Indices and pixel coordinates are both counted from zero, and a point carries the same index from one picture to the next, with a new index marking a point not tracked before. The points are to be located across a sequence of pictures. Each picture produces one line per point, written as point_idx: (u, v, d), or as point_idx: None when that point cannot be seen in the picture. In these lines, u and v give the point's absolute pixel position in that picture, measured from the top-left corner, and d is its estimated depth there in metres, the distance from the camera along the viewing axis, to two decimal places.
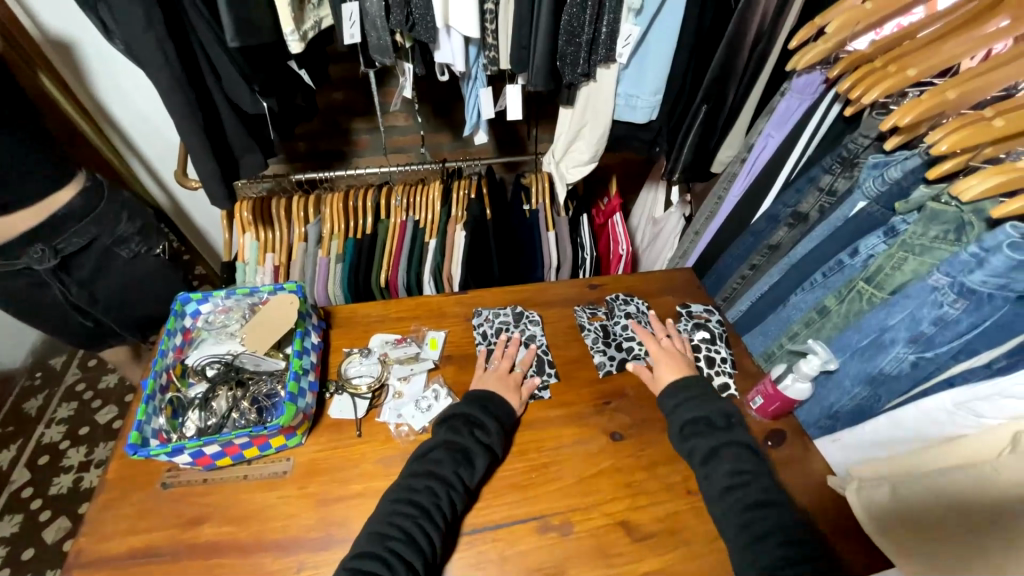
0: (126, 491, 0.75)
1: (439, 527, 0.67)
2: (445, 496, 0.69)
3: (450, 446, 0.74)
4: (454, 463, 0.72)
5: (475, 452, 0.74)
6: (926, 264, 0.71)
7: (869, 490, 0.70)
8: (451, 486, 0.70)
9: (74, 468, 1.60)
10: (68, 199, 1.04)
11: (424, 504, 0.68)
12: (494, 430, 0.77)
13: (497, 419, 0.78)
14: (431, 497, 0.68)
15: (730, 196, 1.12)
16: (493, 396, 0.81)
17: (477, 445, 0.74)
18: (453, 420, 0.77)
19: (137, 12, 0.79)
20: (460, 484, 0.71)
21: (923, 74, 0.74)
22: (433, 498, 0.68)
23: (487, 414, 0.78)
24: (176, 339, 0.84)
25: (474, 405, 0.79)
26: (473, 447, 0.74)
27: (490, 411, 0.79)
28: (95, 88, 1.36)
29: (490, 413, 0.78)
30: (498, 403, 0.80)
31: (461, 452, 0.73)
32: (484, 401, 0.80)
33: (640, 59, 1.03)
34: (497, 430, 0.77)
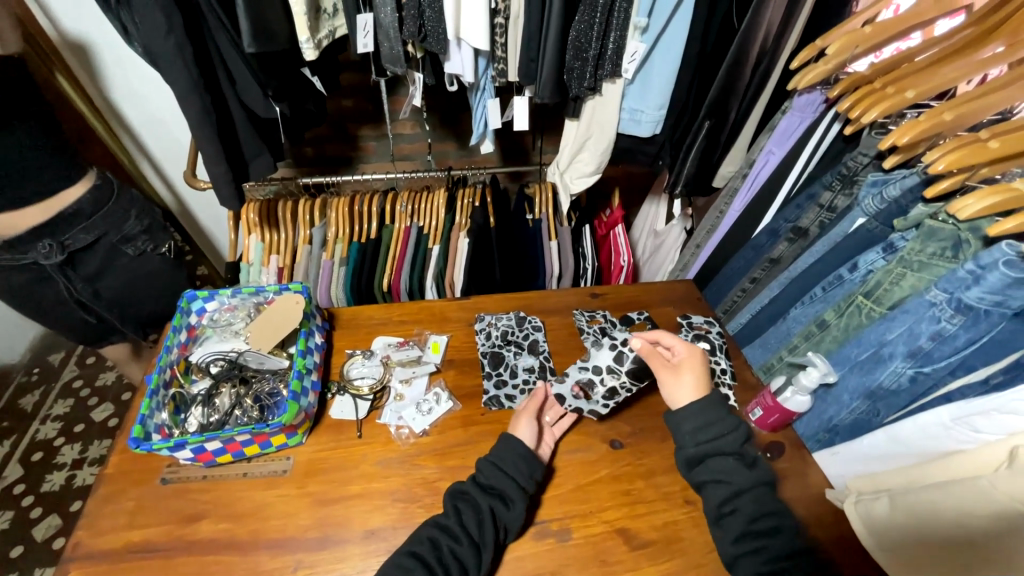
0: (125, 486, 0.75)
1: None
2: (447, 548, 0.65)
3: (457, 497, 0.70)
4: (457, 513, 0.68)
5: (480, 502, 0.69)
6: (924, 280, 0.72)
7: (867, 502, 0.71)
8: (454, 539, 0.66)
9: (68, 465, 1.58)
10: (78, 196, 1.05)
11: (424, 554, 0.64)
12: (504, 477, 0.72)
13: (509, 467, 0.72)
14: (432, 547, 0.65)
15: (732, 210, 1.14)
16: (506, 442, 0.75)
17: (483, 495, 0.70)
18: (483, 473, 0.73)
19: (158, 17, 0.81)
20: (464, 537, 0.66)
21: (920, 96, 0.76)
22: (435, 551, 0.64)
23: (500, 461, 0.73)
24: (181, 336, 0.84)
25: (490, 453, 0.75)
26: (478, 497, 0.70)
27: (520, 470, 0.72)
28: (110, 89, 1.38)
29: (496, 462, 0.73)
30: (510, 451, 0.74)
31: (465, 504, 0.69)
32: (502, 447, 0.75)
33: (645, 75, 1.05)
34: (511, 479, 0.71)
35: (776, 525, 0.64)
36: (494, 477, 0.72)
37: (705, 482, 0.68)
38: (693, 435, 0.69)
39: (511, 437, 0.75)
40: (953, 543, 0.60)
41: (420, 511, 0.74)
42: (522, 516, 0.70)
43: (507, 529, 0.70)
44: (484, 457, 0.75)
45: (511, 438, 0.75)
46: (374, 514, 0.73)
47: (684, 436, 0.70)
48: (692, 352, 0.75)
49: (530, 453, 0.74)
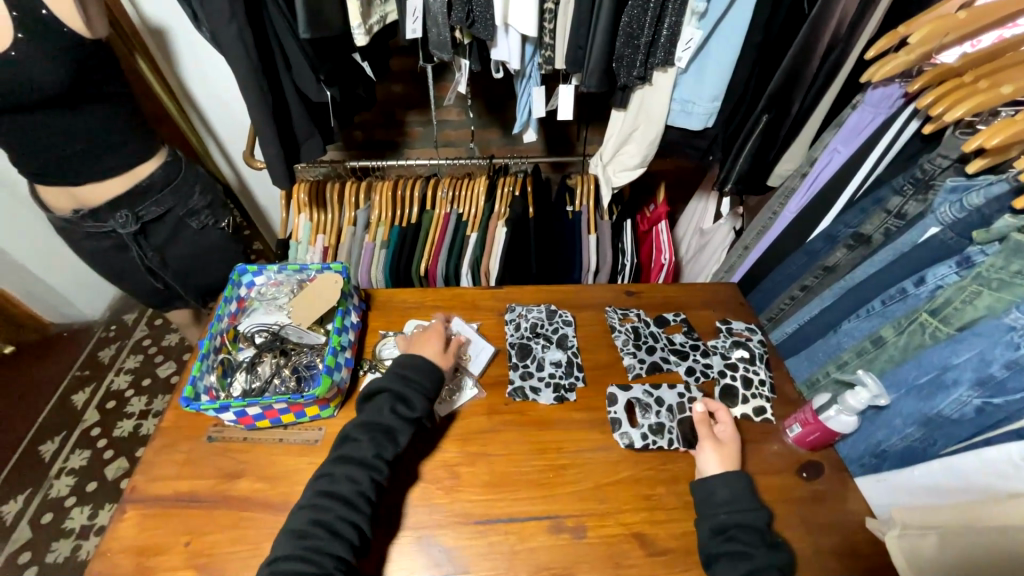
0: (177, 439, 0.82)
1: (366, 511, 0.66)
2: (367, 480, 0.67)
3: (368, 429, 0.71)
4: (373, 446, 0.69)
5: (397, 429, 0.72)
6: (1003, 300, 0.63)
7: (912, 537, 0.66)
8: (373, 469, 0.68)
9: (136, 415, 1.76)
10: (150, 171, 1.15)
11: (342, 494, 0.66)
12: (416, 404, 0.74)
13: (418, 390, 0.75)
14: (350, 484, 0.67)
15: (786, 212, 1.07)
16: (411, 368, 0.76)
17: (399, 422, 0.72)
18: (384, 398, 0.73)
19: (223, 3, 0.85)
20: (382, 463, 0.69)
21: (1020, 92, 0.67)
22: (352, 485, 0.67)
23: (404, 384, 0.75)
24: (231, 306, 0.90)
25: (388, 382, 0.75)
26: (390, 424, 0.71)
27: (421, 388, 0.75)
28: (182, 71, 1.48)
29: (407, 389, 0.74)
30: (419, 375, 0.76)
31: (383, 435, 0.70)
32: (404, 374, 0.76)
33: (701, 64, 0.99)
34: (421, 402, 0.74)
35: None
36: (393, 400, 0.73)
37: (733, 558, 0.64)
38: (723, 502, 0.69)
39: (405, 361, 0.77)
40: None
41: (439, 492, 0.77)
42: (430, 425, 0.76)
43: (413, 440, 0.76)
44: (386, 389, 0.74)
45: (419, 360, 0.78)
46: (397, 490, 0.77)
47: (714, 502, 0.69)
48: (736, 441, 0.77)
49: (438, 368, 0.78)
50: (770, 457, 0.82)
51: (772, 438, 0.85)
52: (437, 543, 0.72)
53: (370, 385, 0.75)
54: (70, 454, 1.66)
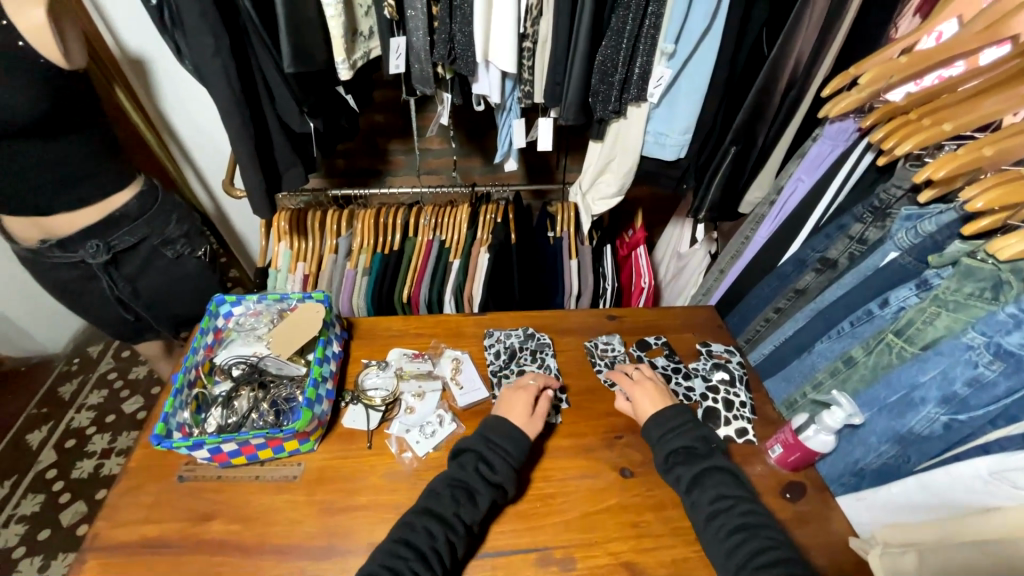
0: (145, 481, 0.77)
1: (436, 571, 0.65)
2: (443, 537, 0.67)
3: (452, 483, 0.72)
4: (453, 503, 0.69)
5: (478, 490, 0.71)
6: (960, 321, 0.67)
7: (893, 556, 0.67)
8: (450, 527, 0.68)
9: (97, 454, 1.66)
10: (125, 201, 1.13)
11: (419, 545, 0.66)
12: (500, 468, 0.73)
13: (507, 456, 0.75)
14: (426, 537, 0.66)
15: (757, 237, 1.12)
16: (502, 430, 0.77)
17: (480, 482, 0.72)
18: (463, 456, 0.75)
19: (207, 39, 0.87)
20: (459, 525, 0.69)
21: (959, 128, 0.72)
22: (429, 540, 0.66)
23: (490, 446, 0.75)
24: (207, 337, 0.88)
25: (478, 438, 0.76)
26: (474, 486, 0.71)
27: (505, 452, 0.75)
28: (162, 101, 1.48)
29: (497, 452, 0.74)
30: (508, 442, 0.76)
31: (464, 495, 0.70)
32: (493, 435, 0.76)
33: (671, 100, 1.05)
34: (504, 468, 0.73)
35: None
36: (474, 457, 0.74)
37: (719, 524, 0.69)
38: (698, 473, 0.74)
39: (495, 420, 0.78)
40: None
41: None
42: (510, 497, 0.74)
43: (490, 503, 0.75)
44: (470, 447, 0.76)
45: (507, 424, 0.78)
46: (377, 527, 0.74)
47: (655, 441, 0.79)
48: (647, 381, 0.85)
49: (525, 437, 0.77)
50: (752, 478, 0.83)
51: (754, 459, 0.86)
52: None
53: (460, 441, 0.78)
54: (22, 499, 1.54)
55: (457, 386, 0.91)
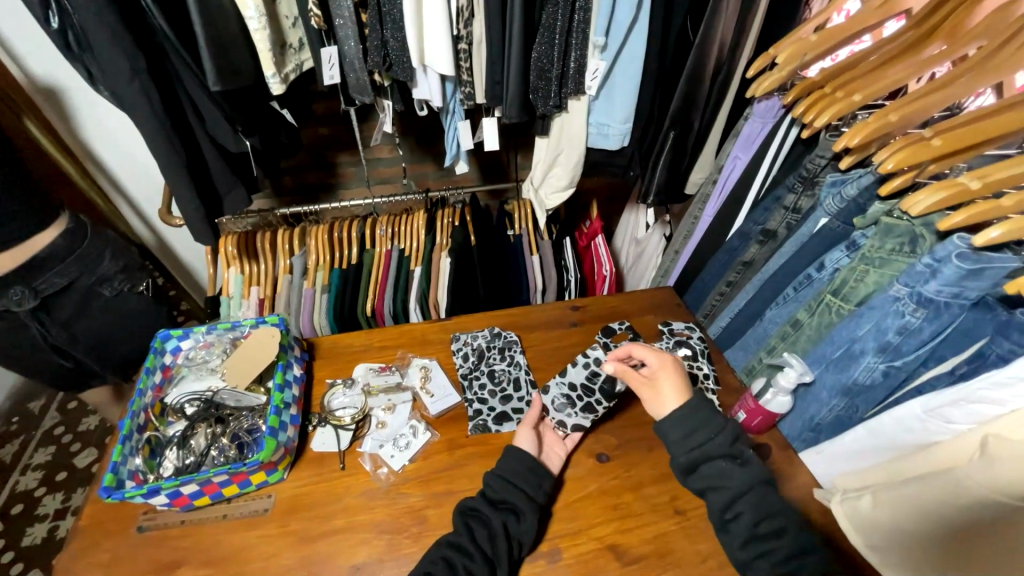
0: (100, 537, 0.72)
1: None
2: (460, 567, 0.65)
3: (467, 513, 0.71)
4: (467, 530, 0.68)
5: (490, 516, 0.70)
6: (887, 275, 0.73)
7: (852, 501, 0.72)
8: (467, 556, 0.66)
9: (50, 516, 1.53)
10: (50, 240, 1.04)
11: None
12: (514, 494, 0.72)
13: (519, 483, 0.73)
14: (445, 567, 0.65)
15: (704, 216, 1.17)
16: (511, 454, 0.75)
17: (490, 507, 0.71)
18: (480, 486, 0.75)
19: (121, 61, 0.82)
20: (476, 553, 0.66)
21: (868, 98, 0.78)
22: (447, 570, 0.64)
23: (500, 473, 0.74)
24: (156, 377, 0.83)
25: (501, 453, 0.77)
26: (488, 513, 0.70)
27: (510, 472, 0.74)
28: (82, 131, 1.38)
29: (503, 476, 0.73)
30: (512, 463, 0.74)
31: (477, 523, 0.69)
32: (508, 453, 0.76)
33: (609, 91, 1.07)
34: (511, 490, 0.72)
35: (780, 527, 0.63)
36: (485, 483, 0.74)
37: (704, 490, 0.67)
38: (683, 443, 0.68)
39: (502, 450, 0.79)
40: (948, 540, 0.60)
41: (407, 542, 0.73)
42: (533, 528, 0.70)
43: (519, 543, 0.70)
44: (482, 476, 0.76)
45: (513, 448, 0.76)
46: (359, 549, 0.72)
47: (674, 445, 0.69)
48: (665, 361, 0.74)
49: (534, 459, 0.75)
50: None
51: None
52: None
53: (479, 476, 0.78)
54: None
55: (427, 394, 0.90)
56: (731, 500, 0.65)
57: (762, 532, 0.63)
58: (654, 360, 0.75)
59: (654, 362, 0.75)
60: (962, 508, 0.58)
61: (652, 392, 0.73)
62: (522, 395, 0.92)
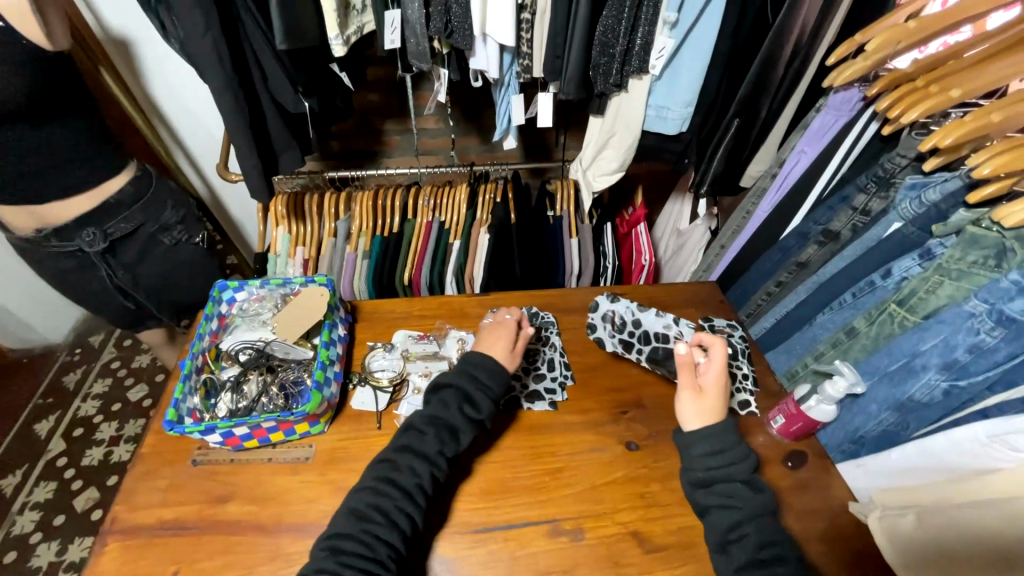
0: (158, 465, 0.78)
1: (422, 504, 0.69)
2: (426, 473, 0.69)
3: (409, 454, 0.70)
4: (436, 441, 0.71)
5: (460, 428, 0.73)
6: (962, 289, 0.68)
7: (893, 518, 0.69)
8: (433, 464, 0.71)
9: (106, 441, 1.67)
10: (120, 186, 1.11)
11: (406, 486, 0.68)
12: (480, 406, 0.74)
13: (487, 393, 0.75)
14: (410, 475, 0.69)
15: (758, 212, 1.11)
16: (479, 365, 0.77)
17: (463, 421, 0.73)
18: (446, 393, 0.75)
19: (196, 16, 0.84)
20: (441, 459, 0.71)
21: (967, 95, 0.73)
22: (414, 478, 0.69)
23: (465, 402, 0.74)
24: (212, 323, 0.88)
25: (456, 380, 0.76)
26: (431, 454, 0.70)
27: (483, 387, 0.75)
28: (149, 83, 1.44)
29: (476, 391, 0.75)
30: (487, 377, 0.76)
31: (443, 430, 0.72)
32: (472, 373, 0.76)
33: (673, 71, 1.03)
34: (486, 404, 0.75)
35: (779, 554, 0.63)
36: (457, 396, 0.75)
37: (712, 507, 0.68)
38: (702, 461, 0.70)
39: (475, 357, 0.78)
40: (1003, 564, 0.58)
41: (436, 504, 0.76)
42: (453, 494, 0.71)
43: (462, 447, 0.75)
44: (452, 385, 0.75)
45: (486, 358, 0.78)
46: None
47: (693, 458, 0.71)
48: (722, 381, 0.75)
49: (504, 373, 0.78)
50: (755, 448, 0.85)
51: (757, 430, 0.88)
52: (435, 553, 0.72)
53: (440, 378, 0.77)
54: (35, 487, 1.57)
55: None
56: (738, 521, 0.66)
57: (763, 557, 0.63)
58: (715, 373, 0.75)
59: (713, 372, 0.75)
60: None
61: (693, 401, 0.74)
62: (557, 374, 0.92)
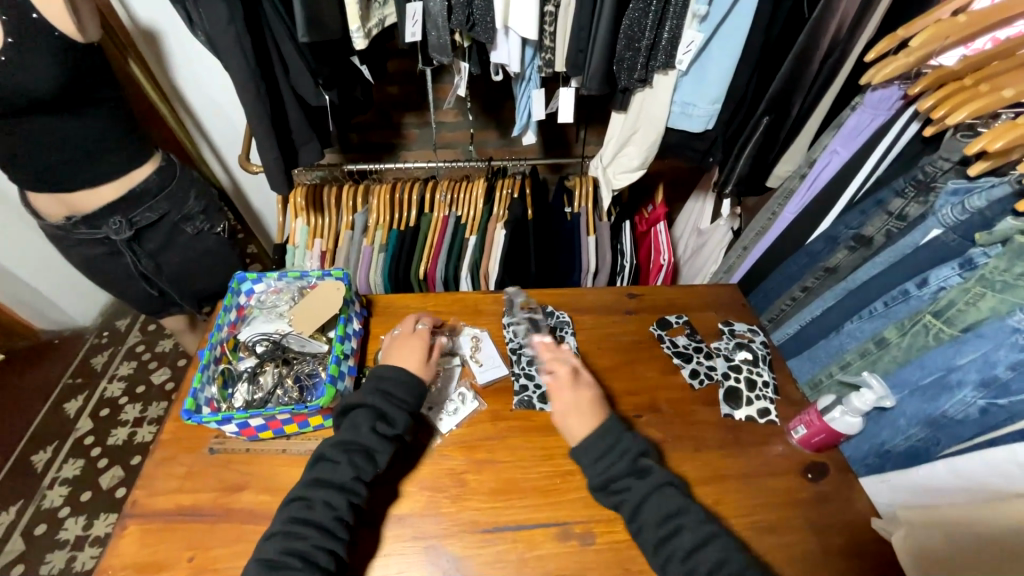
0: (176, 452, 0.80)
1: (343, 537, 0.65)
2: (344, 503, 0.66)
3: (319, 488, 0.66)
4: (350, 468, 0.68)
5: (375, 449, 0.70)
6: (1006, 302, 0.64)
7: (919, 536, 0.67)
8: (350, 492, 0.67)
9: (130, 422, 1.73)
10: (145, 176, 1.13)
11: (324, 520, 0.64)
12: (395, 422, 0.72)
13: (400, 408, 0.73)
14: (326, 509, 0.65)
15: (785, 214, 1.07)
16: (389, 380, 0.73)
17: (378, 442, 0.70)
18: (356, 416, 0.72)
19: (220, 8, 0.84)
20: (358, 486, 0.68)
21: (1021, 95, 0.67)
22: (331, 511, 0.65)
23: (377, 421, 0.71)
24: (231, 315, 0.89)
25: (368, 398, 0.73)
26: (346, 482, 0.67)
27: (397, 402, 0.73)
28: (175, 74, 1.46)
29: (387, 407, 0.72)
30: (400, 390, 0.74)
31: (356, 455, 0.69)
32: (383, 388, 0.73)
33: (700, 67, 0.99)
34: (401, 419, 0.73)
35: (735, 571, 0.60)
36: (369, 416, 0.72)
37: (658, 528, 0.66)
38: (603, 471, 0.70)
39: (380, 371, 0.75)
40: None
41: (446, 501, 0.76)
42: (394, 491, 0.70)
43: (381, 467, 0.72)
44: (363, 405, 0.72)
45: (400, 370, 0.75)
46: (403, 499, 0.77)
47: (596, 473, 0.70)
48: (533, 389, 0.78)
49: (421, 384, 0.75)
50: (773, 458, 0.82)
51: (776, 440, 0.85)
52: (443, 552, 0.72)
53: (346, 401, 0.73)
54: (64, 463, 1.63)
55: (476, 362, 0.92)
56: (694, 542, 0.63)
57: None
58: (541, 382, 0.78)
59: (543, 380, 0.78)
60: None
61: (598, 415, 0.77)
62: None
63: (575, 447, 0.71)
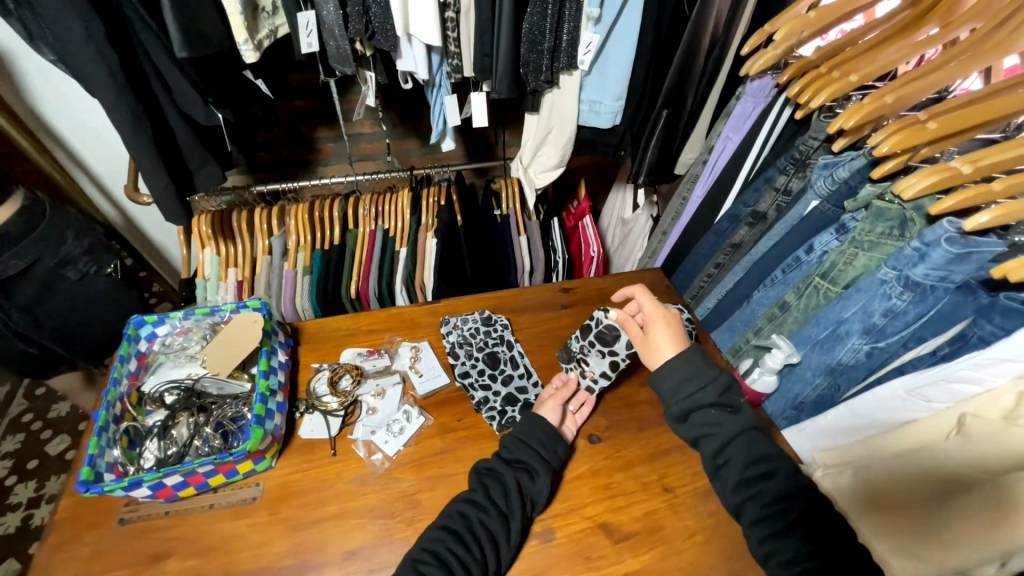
0: (78, 532, 0.70)
1: (474, 554, 0.65)
2: (476, 519, 0.67)
3: (459, 500, 0.70)
4: (483, 484, 0.71)
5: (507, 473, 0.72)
6: (875, 259, 0.75)
7: (835, 476, 0.75)
8: (484, 508, 0.69)
9: (24, 504, 1.48)
10: (4, 219, 0.97)
11: (455, 528, 0.67)
12: (522, 450, 0.75)
13: (531, 443, 0.75)
14: (460, 518, 0.68)
15: (694, 197, 1.15)
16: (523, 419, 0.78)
17: (507, 465, 0.73)
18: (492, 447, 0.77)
19: (74, 23, 0.75)
20: (491, 507, 0.69)
21: (864, 79, 0.77)
22: (463, 522, 0.67)
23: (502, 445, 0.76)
24: (130, 364, 0.79)
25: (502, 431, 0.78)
26: (479, 498, 0.70)
27: (527, 436, 0.76)
28: (33, 99, 1.27)
29: (519, 436, 0.76)
30: (532, 428, 0.77)
31: (492, 478, 0.71)
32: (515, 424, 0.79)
33: (601, 65, 1.04)
34: (530, 451, 0.75)
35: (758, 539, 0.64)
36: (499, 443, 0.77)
37: (698, 436, 0.71)
38: (676, 393, 0.72)
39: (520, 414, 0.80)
40: (930, 495, 0.62)
41: (400, 526, 0.73)
42: (504, 527, 0.69)
43: (532, 502, 0.73)
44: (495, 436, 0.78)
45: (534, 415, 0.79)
46: (352, 533, 0.72)
47: (667, 395, 0.73)
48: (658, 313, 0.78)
49: (556, 431, 0.78)
50: None
51: None
52: None
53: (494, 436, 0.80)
54: None
55: (417, 374, 0.90)
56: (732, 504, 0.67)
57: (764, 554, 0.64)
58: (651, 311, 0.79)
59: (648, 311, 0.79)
60: (954, 467, 0.61)
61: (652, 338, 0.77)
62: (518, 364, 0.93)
63: (656, 371, 0.74)
